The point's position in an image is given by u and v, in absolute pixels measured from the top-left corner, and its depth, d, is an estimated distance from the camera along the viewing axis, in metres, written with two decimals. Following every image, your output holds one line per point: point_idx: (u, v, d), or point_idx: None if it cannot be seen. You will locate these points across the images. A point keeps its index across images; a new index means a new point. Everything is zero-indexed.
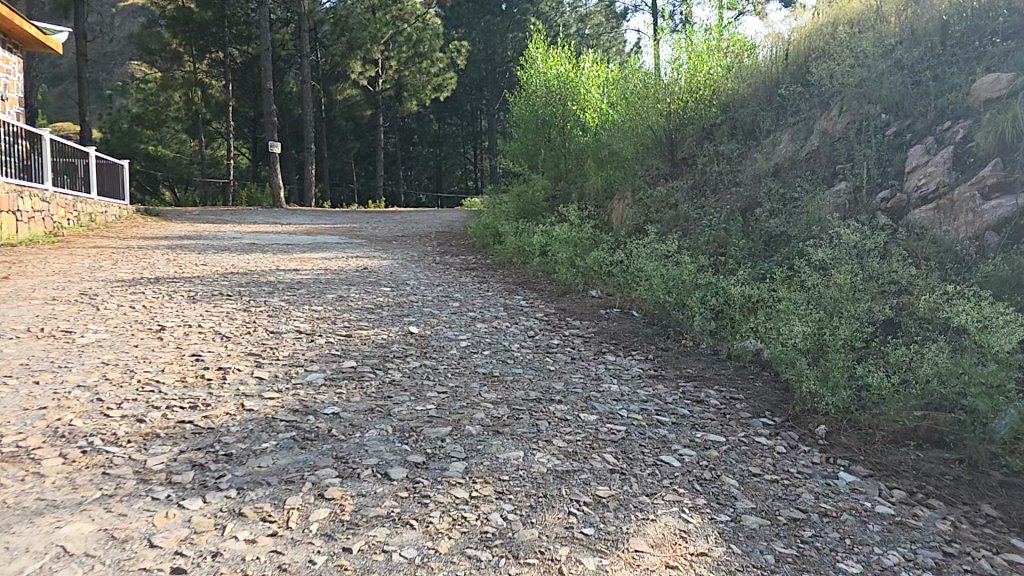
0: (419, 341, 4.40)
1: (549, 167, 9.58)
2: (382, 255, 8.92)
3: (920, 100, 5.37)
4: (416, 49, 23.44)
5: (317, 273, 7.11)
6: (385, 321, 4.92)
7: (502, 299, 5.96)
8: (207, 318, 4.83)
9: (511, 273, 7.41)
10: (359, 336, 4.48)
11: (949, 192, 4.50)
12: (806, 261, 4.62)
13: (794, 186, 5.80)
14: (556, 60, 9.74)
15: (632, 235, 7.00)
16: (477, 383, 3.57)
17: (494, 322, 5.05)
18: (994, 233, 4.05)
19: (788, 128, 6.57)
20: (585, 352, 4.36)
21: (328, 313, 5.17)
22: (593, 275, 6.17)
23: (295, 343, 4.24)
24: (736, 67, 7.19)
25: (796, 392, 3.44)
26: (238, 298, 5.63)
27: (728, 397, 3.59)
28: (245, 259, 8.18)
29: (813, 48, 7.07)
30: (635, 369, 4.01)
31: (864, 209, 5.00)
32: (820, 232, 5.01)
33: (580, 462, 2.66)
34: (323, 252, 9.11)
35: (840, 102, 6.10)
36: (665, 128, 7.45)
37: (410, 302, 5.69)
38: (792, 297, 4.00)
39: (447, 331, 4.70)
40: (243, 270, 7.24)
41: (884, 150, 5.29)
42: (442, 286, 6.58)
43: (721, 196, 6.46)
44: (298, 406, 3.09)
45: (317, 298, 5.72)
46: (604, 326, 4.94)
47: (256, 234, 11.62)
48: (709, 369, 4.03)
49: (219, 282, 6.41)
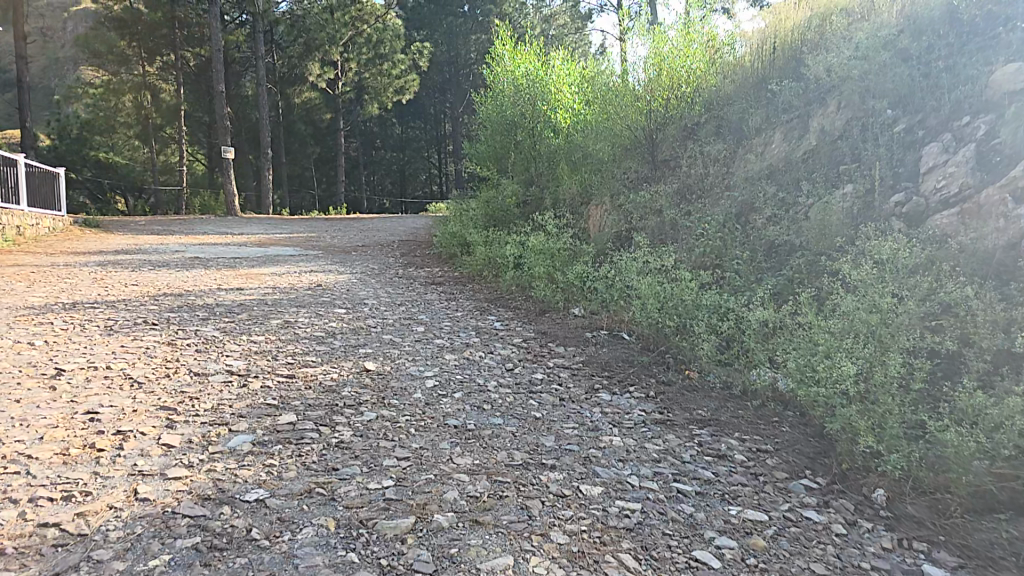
0: (378, 381, 3.65)
1: (521, 172, 8.90)
2: (339, 268, 8.15)
3: (935, 92, 4.75)
4: (377, 50, 22.35)
5: (263, 292, 6.30)
6: (337, 355, 4.15)
7: (473, 321, 5.25)
8: (120, 356, 4.00)
9: (483, 288, 6.72)
10: (304, 376, 3.72)
11: (974, 195, 3.91)
12: (827, 279, 4.04)
13: (796, 190, 5.24)
14: (523, 58, 8.95)
15: (615, 244, 6.39)
16: (448, 443, 2.85)
17: (465, 352, 4.32)
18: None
19: (780, 126, 5.98)
20: (574, 389, 3.68)
21: (269, 345, 4.38)
22: (575, 291, 5.55)
23: (223, 390, 3.47)
24: (718, 59, 6.71)
25: (840, 445, 2.83)
26: (164, 328, 4.81)
27: (755, 449, 2.96)
28: (185, 276, 7.30)
29: (801, 41, 6.55)
30: (637, 413, 3.35)
31: (875, 216, 4.41)
32: (830, 245, 4.39)
33: (591, 570, 1.97)
34: (275, 266, 8.26)
35: (839, 95, 5.53)
36: (646, 128, 6.89)
37: (368, 327, 4.93)
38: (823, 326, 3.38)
39: (411, 366, 3.96)
40: (178, 289, 6.39)
41: (896, 148, 4.71)
42: (405, 306, 5.84)
43: (712, 200, 5.87)
44: (212, 491, 2.36)
45: (259, 325, 4.92)
46: (593, 355, 4.28)
47: (203, 245, 10.66)
48: (723, 410, 3.38)
49: (146, 306, 5.56)
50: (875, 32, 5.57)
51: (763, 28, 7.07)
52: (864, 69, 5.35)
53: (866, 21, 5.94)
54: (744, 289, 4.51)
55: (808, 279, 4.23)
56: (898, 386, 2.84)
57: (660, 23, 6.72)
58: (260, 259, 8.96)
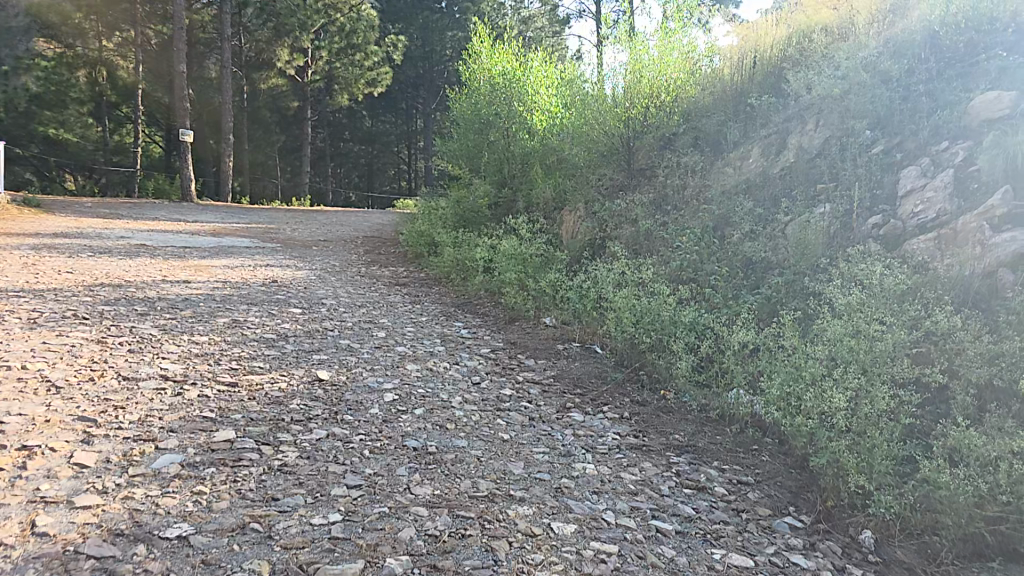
0: (330, 394, 3.33)
1: (491, 172, 8.62)
2: (296, 264, 7.75)
3: (914, 116, 4.68)
4: (349, 40, 21.77)
5: (212, 287, 5.88)
6: (287, 361, 3.81)
7: (438, 328, 4.95)
8: (39, 355, 3.58)
9: (449, 291, 6.44)
10: (248, 385, 3.38)
11: (952, 221, 3.81)
12: (809, 301, 3.93)
13: (773, 207, 5.14)
14: (501, 56, 8.75)
15: (587, 252, 6.18)
16: (405, 468, 2.58)
17: (428, 362, 4.03)
18: (1008, 271, 3.33)
19: (759, 141, 5.88)
20: (544, 408, 3.46)
21: (213, 347, 4.02)
22: (546, 300, 5.34)
23: (154, 399, 3.11)
24: (698, 70, 6.59)
25: (823, 480, 2.67)
26: (95, 323, 4.38)
27: (734, 481, 2.78)
28: (127, 265, 6.79)
29: (782, 56, 6.43)
30: (611, 437, 3.16)
31: (853, 237, 4.31)
32: (808, 265, 4.26)
33: None
34: (227, 258, 7.79)
35: (820, 113, 5.44)
36: (623, 135, 6.67)
37: (324, 331, 4.59)
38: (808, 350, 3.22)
39: (368, 377, 3.65)
40: (117, 280, 5.92)
41: (873, 169, 4.60)
42: (366, 308, 5.51)
43: (689, 212, 5.72)
44: (126, 525, 2.04)
45: (203, 324, 4.53)
46: (565, 370, 4.08)
47: (151, 232, 10.04)
48: (701, 436, 3.23)
49: (79, 298, 5.10)
50: (852, 52, 5.48)
51: (744, 44, 6.89)
52: (846, 88, 5.20)
53: (847, 40, 5.88)
54: (722, 306, 4.34)
55: (788, 300, 4.09)
56: (886, 419, 2.69)
57: (640, 30, 6.59)
58: (211, 250, 8.47)
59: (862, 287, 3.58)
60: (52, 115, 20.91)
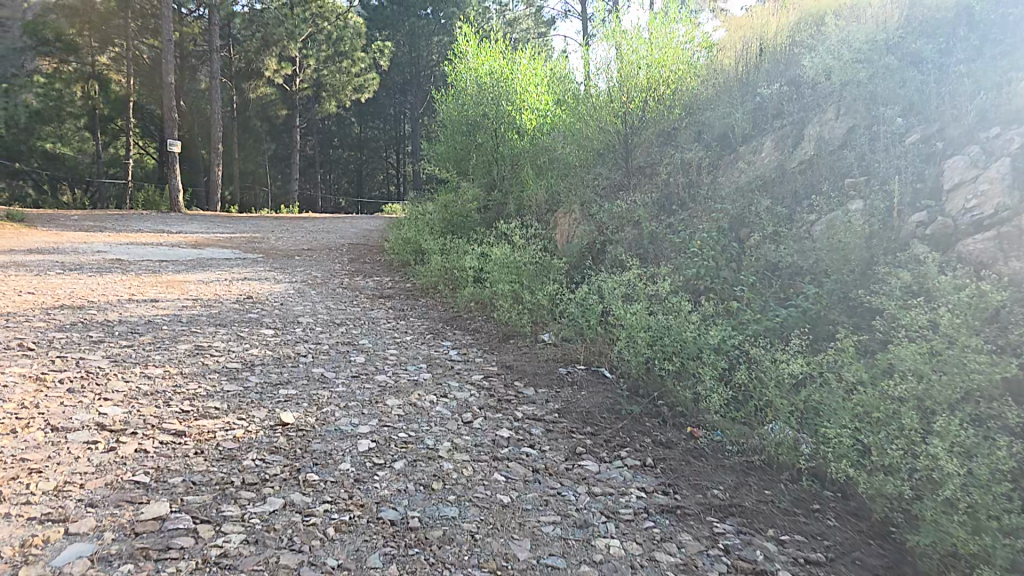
0: (295, 444, 2.74)
1: (480, 174, 8.17)
2: (278, 276, 7.18)
3: (956, 100, 3.92)
4: (336, 47, 21.44)
5: (182, 306, 5.31)
6: (249, 400, 3.21)
7: (425, 349, 4.36)
8: None
9: (437, 304, 5.86)
10: (199, 434, 2.78)
11: (1017, 217, 3.10)
12: (859, 320, 3.35)
13: (798, 204, 4.52)
14: (488, 55, 8.23)
15: (584, 258, 5.58)
16: (380, 557, 1.99)
17: (411, 396, 3.42)
18: None
19: (773, 133, 5.26)
20: (551, 455, 2.86)
21: (167, 381, 3.43)
22: (545, 314, 4.77)
23: (80, 459, 2.50)
24: (698, 62, 5.87)
25: (923, 559, 2.07)
26: (39, 355, 3.79)
27: (800, 561, 2.18)
28: (95, 283, 6.22)
29: (792, 42, 5.86)
30: (634, 496, 2.57)
31: (894, 239, 3.63)
32: (851, 280, 3.57)
33: None
34: (206, 272, 7.21)
35: (840, 100, 4.80)
36: (620, 133, 6.07)
37: (295, 357, 3.99)
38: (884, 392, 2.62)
39: (340, 418, 3.05)
40: (80, 301, 5.36)
41: (912, 160, 3.91)
42: (345, 326, 4.93)
43: (700, 210, 5.12)
44: None
45: (160, 352, 3.95)
46: (571, 402, 3.48)
47: (131, 246, 9.45)
48: (744, 492, 2.63)
49: (31, 323, 4.53)
50: (869, 34, 4.87)
51: (745, 34, 6.48)
52: (870, 72, 4.57)
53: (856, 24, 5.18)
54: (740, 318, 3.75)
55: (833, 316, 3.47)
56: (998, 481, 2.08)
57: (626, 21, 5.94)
58: (191, 263, 7.88)
59: (931, 302, 2.91)
60: (50, 129, 20.59)
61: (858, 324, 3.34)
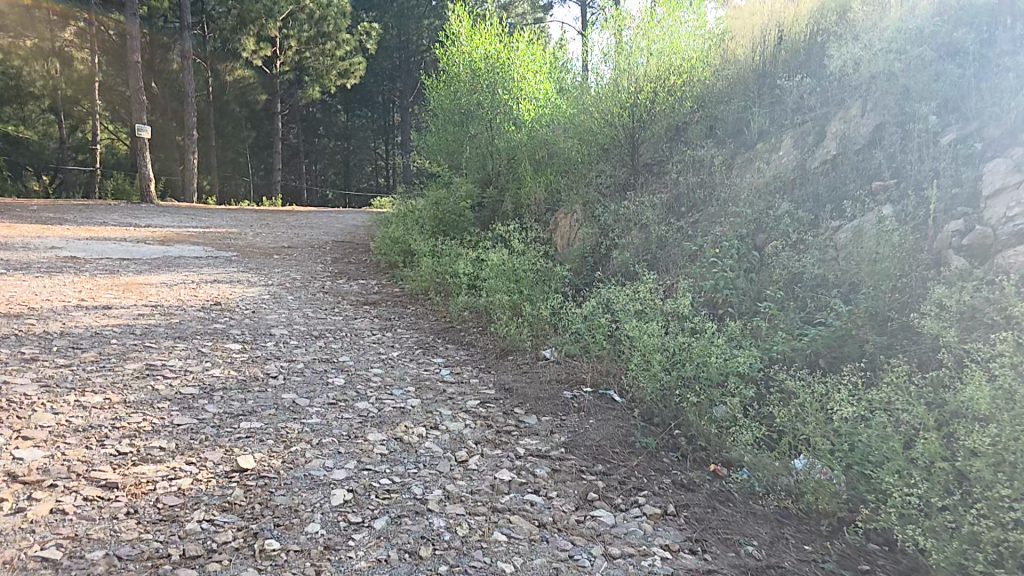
0: (253, 497, 2.30)
1: (474, 169, 7.79)
2: (252, 278, 6.66)
3: (994, 96, 3.59)
4: (320, 27, 20.59)
5: (137, 314, 4.78)
6: (203, 438, 2.75)
7: (414, 368, 3.93)
8: None
9: (427, 312, 5.43)
10: (133, 486, 2.31)
11: None
12: (906, 344, 3.00)
13: (819, 208, 4.15)
14: (483, 37, 7.68)
15: (587, 262, 5.20)
16: None
17: (397, 428, 3.00)
18: None
19: (792, 129, 4.90)
20: (558, 503, 2.47)
21: (106, 412, 2.94)
22: (546, 326, 4.39)
23: None
24: (710, 49, 5.50)
25: None
26: None
27: None
28: (39, 286, 5.62)
29: (815, 27, 5.36)
30: (659, 558, 2.17)
31: (931, 249, 3.31)
32: (893, 300, 3.24)
33: None
34: (169, 273, 6.64)
35: (865, 97, 4.42)
36: (629, 126, 5.65)
37: (263, 380, 3.53)
38: (951, 438, 2.32)
39: (312, 460, 2.62)
40: (19, 308, 4.80)
41: (946, 161, 3.55)
42: (324, 338, 4.48)
43: (715, 213, 4.73)
44: None
45: (104, 374, 3.45)
46: (579, 433, 3.08)
47: (88, 241, 8.79)
48: (783, 549, 2.25)
49: None
50: (899, 20, 4.42)
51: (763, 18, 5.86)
52: (905, 65, 4.13)
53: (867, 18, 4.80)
54: (768, 338, 3.40)
55: (867, 336, 3.12)
56: None
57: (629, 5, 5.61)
58: (152, 262, 7.28)
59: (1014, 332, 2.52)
60: None
61: (895, 348, 3.03)
